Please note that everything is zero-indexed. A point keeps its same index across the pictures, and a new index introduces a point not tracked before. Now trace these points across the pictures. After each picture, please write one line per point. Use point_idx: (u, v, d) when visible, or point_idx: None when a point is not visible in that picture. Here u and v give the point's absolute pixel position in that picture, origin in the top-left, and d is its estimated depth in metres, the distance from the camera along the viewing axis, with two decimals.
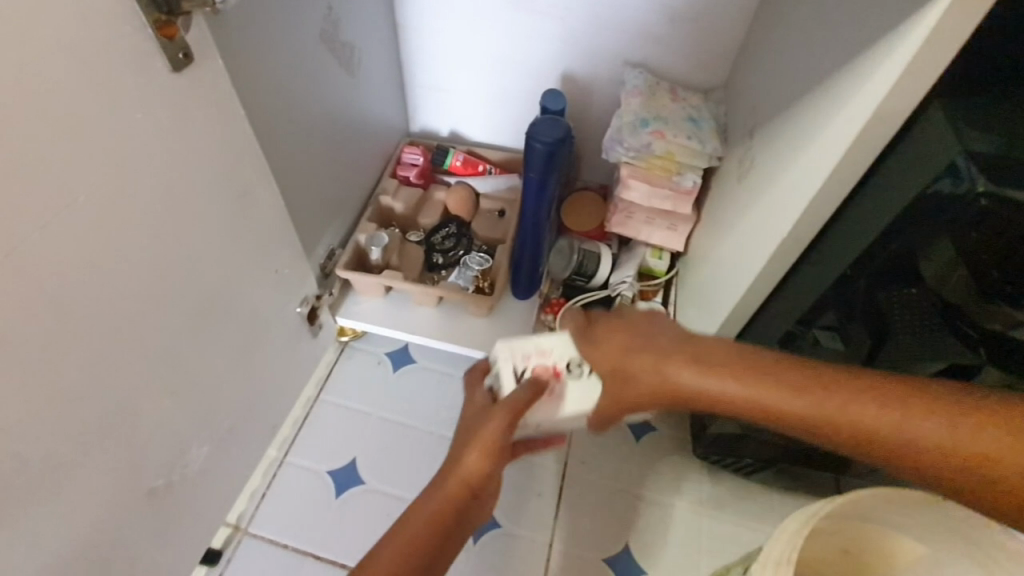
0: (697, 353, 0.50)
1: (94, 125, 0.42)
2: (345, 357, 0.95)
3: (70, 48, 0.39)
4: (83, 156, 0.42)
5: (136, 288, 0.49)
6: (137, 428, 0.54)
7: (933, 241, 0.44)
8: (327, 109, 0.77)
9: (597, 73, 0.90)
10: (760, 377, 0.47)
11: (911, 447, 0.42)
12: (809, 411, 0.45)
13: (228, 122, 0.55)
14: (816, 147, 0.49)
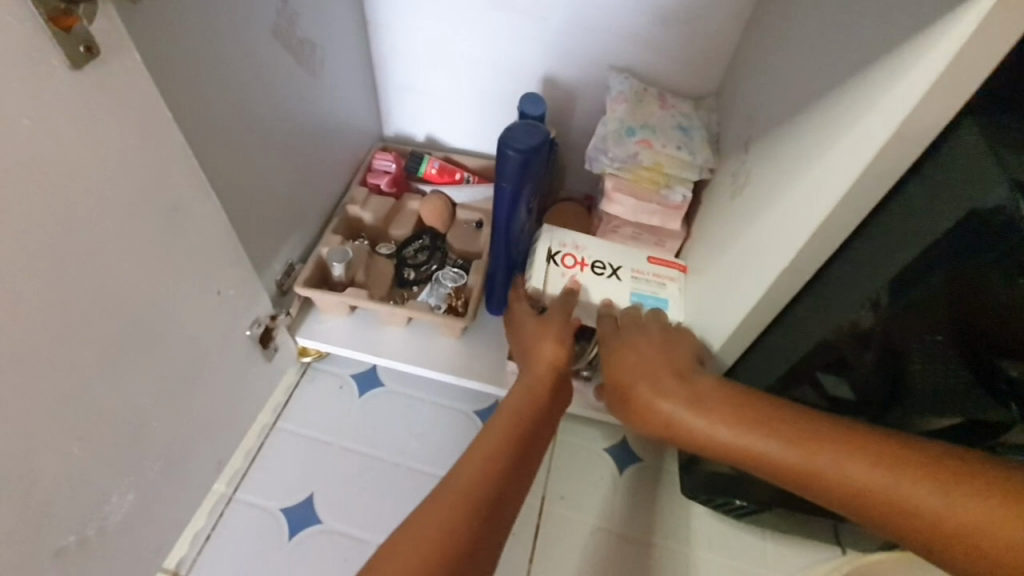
0: (689, 387, 0.50)
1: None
2: (307, 379, 0.88)
3: None
4: None
5: (31, 324, 0.42)
6: (39, 483, 0.47)
7: (969, 278, 0.39)
8: (283, 111, 0.70)
9: (581, 77, 0.84)
10: (746, 417, 0.46)
11: (885, 500, 0.40)
12: (791, 458, 0.43)
13: (152, 128, 0.48)
14: (829, 167, 0.43)
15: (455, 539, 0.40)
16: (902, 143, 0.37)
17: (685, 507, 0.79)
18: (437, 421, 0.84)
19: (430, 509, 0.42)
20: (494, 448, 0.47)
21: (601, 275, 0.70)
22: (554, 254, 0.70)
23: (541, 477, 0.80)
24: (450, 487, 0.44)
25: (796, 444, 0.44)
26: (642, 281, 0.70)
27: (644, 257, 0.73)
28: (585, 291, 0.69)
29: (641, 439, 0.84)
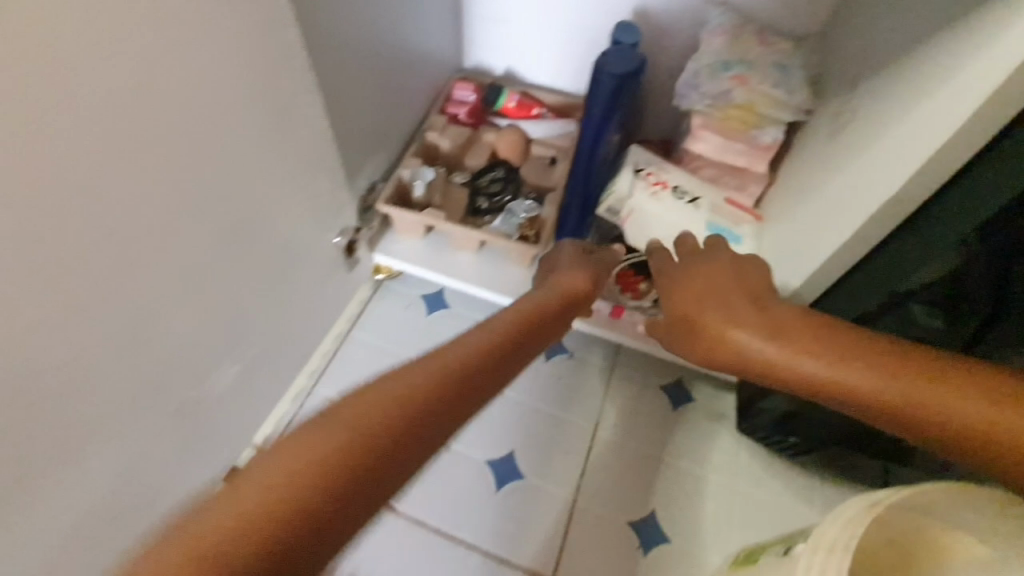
0: (738, 303, 0.47)
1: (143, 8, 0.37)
2: (378, 296, 0.93)
3: None
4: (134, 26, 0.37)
5: (178, 194, 0.46)
6: (170, 343, 0.52)
7: None
8: (380, 25, 0.72)
9: (675, 10, 0.81)
10: (782, 330, 0.44)
11: (917, 413, 0.38)
12: (821, 369, 0.41)
13: (282, 21, 0.50)
14: (947, 105, 0.44)
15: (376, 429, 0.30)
16: None
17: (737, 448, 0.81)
18: None
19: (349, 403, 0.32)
20: (478, 343, 0.38)
21: (681, 199, 0.74)
22: (641, 170, 0.75)
23: (596, 405, 0.83)
24: (364, 398, 0.32)
25: (821, 358, 0.41)
26: (718, 216, 0.75)
27: (723, 197, 0.76)
28: (657, 206, 0.74)
29: (696, 379, 0.86)
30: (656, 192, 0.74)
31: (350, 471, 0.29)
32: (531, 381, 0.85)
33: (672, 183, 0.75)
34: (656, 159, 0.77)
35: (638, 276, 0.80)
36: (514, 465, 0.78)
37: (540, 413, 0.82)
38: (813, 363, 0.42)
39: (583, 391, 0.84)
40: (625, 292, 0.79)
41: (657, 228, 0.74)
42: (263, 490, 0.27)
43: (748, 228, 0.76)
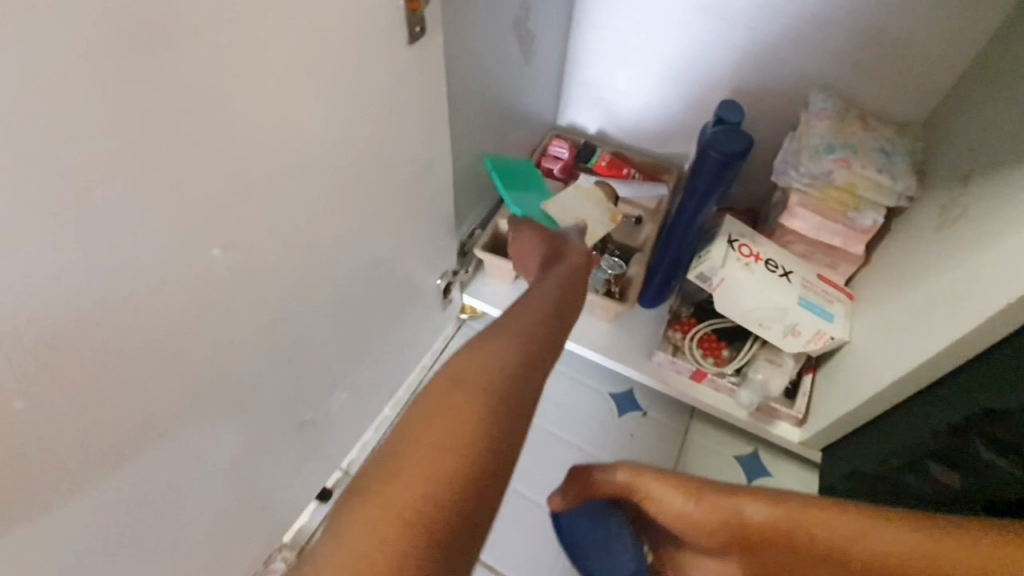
0: (490, 335, 0.42)
1: (326, 97, 0.44)
2: (461, 334, 0.98)
3: (345, 22, 0.41)
4: (320, 106, 0.43)
5: (343, 235, 0.54)
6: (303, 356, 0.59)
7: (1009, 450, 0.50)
8: (501, 97, 0.78)
9: (776, 87, 0.84)
10: (525, 374, 0.40)
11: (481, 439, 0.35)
12: (500, 380, 0.38)
13: (438, 85, 0.56)
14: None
15: (462, 473, 0.33)
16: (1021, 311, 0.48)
17: None
18: (577, 396, 0.91)
19: (413, 424, 0.35)
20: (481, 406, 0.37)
21: (772, 271, 0.76)
22: (734, 240, 0.77)
23: (668, 466, 0.85)
24: (458, 395, 0.36)
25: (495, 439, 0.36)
26: (810, 291, 0.76)
27: (815, 273, 0.78)
28: (736, 297, 0.76)
29: (775, 454, 0.85)
30: (726, 285, 0.75)
31: (430, 515, 0.31)
32: (605, 434, 0.87)
33: (766, 262, 0.76)
34: (728, 243, 0.77)
35: (721, 342, 0.83)
36: None
37: None
38: (796, 510, 0.44)
39: (657, 451, 0.86)
40: (707, 355, 0.83)
41: (726, 313, 0.78)
42: (419, 497, 0.31)
43: (842, 307, 0.76)
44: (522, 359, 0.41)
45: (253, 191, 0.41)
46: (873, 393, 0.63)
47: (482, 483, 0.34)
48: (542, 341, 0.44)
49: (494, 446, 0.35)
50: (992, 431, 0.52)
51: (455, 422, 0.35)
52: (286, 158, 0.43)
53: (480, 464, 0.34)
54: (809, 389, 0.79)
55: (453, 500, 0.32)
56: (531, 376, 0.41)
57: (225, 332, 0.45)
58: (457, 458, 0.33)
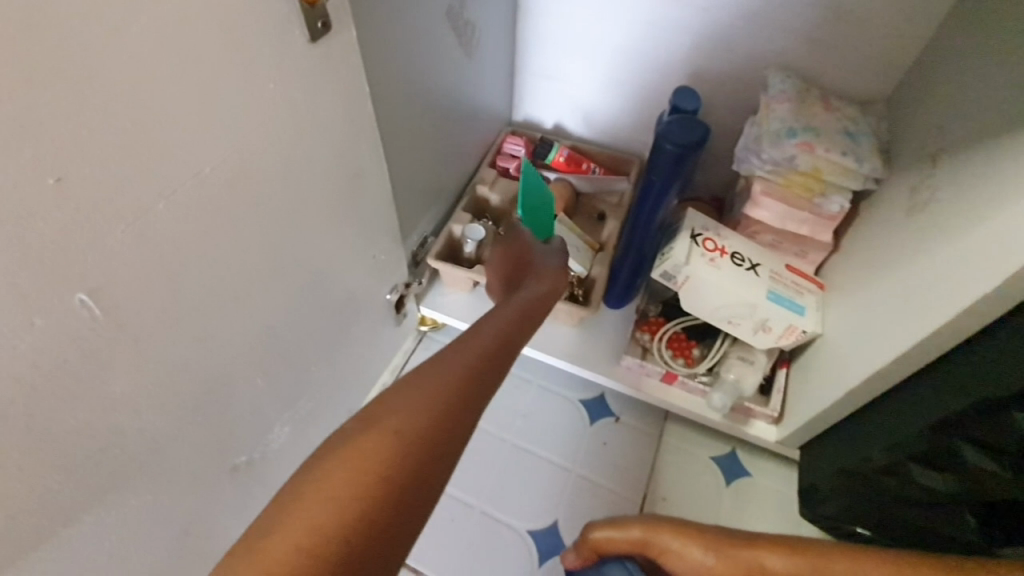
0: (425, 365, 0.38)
1: (210, 109, 0.38)
2: (423, 347, 0.93)
3: (221, 21, 0.36)
4: (204, 120, 0.37)
5: (258, 260, 0.48)
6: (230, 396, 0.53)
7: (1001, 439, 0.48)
8: (443, 94, 0.73)
9: (733, 71, 0.80)
10: (459, 413, 0.36)
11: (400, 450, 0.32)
12: (423, 419, 0.34)
13: (355, 86, 0.51)
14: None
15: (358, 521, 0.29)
16: (996, 302, 0.44)
17: (797, 524, 0.76)
18: (546, 405, 0.86)
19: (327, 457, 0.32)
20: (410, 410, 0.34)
21: (739, 265, 0.71)
22: (697, 235, 0.72)
23: (644, 474, 0.81)
24: (372, 430, 0.33)
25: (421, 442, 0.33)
26: (778, 284, 0.71)
27: (783, 263, 0.74)
28: (703, 295, 0.72)
29: (753, 453, 0.82)
30: (692, 283, 0.71)
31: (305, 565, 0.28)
32: (577, 444, 0.83)
33: (731, 254, 0.72)
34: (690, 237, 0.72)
35: (691, 341, 0.79)
36: (559, 535, 0.76)
37: (586, 480, 0.80)
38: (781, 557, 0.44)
39: (632, 459, 0.82)
40: (676, 356, 0.79)
41: (693, 313, 0.74)
42: (292, 549, 0.28)
43: (812, 298, 0.72)
44: (460, 391, 0.37)
45: (129, 225, 0.35)
46: (846, 391, 0.60)
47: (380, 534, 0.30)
48: (485, 373, 0.39)
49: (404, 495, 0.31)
50: (979, 434, 0.49)
51: (371, 451, 0.32)
52: (169, 183, 0.37)
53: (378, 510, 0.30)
54: (783, 385, 0.75)
55: (346, 538, 0.29)
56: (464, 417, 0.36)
57: (117, 385, 0.39)
58: (359, 498, 0.30)
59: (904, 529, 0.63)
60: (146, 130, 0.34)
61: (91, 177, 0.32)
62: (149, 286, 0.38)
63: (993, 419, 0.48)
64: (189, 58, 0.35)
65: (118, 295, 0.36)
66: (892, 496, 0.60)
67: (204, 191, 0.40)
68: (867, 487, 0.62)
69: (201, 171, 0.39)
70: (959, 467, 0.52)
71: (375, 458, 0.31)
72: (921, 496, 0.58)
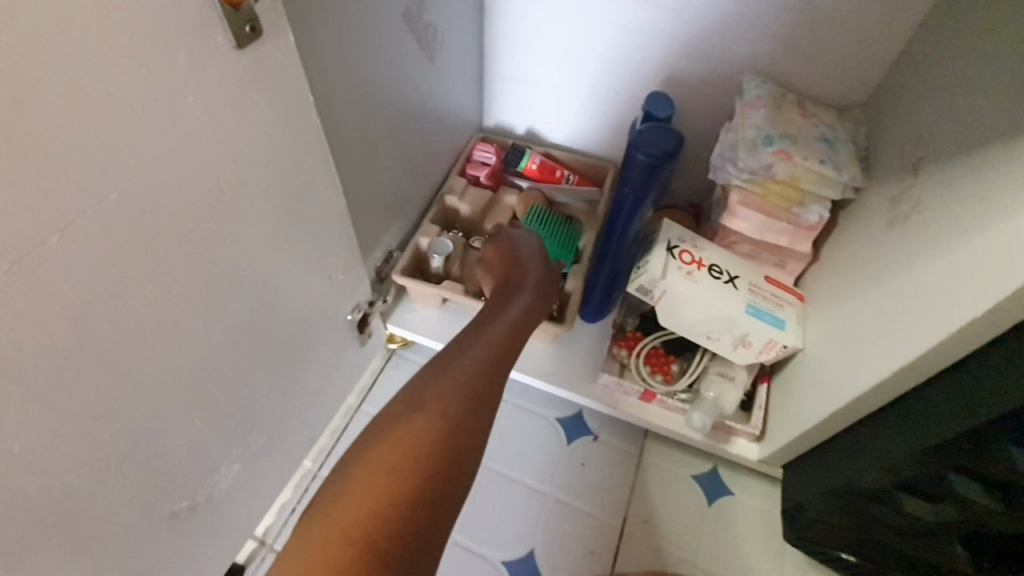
0: (443, 367, 0.44)
1: (114, 127, 0.33)
2: (391, 366, 0.88)
3: (120, 26, 0.31)
4: (106, 140, 0.33)
5: (187, 292, 0.43)
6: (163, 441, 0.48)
7: (994, 470, 0.45)
8: (403, 102, 0.69)
9: (708, 75, 0.77)
10: (476, 407, 0.42)
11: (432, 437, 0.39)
12: (452, 410, 0.41)
13: (295, 95, 0.46)
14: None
15: (411, 497, 0.35)
16: (986, 324, 0.42)
17: (780, 544, 0.74)
18: (521, 425, 0.83)
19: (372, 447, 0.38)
20: (437, 400, 0.41)
21: (717, 278, 0.68)
22: (673, 247, 0.69)
23: (624, 495, 0.78)
24: (412, 421, 0.39)
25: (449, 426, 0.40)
26: (758, 297, 0.69)
27: (762, 275, 0.71)
28: (681, 311, 0.68)
29: (736, 470, 0.79)
30: (669, 298, 0.68)
31: (367, 539, 0.33)
32: (554, 466, 0.79)
33: (709, 266, 0.69)
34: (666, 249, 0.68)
35: (670, 355, 0.76)
36: (535, 564, 0.72)
37: (563, 504, 0.76)
38: None
39: (611, 479, 0.78)
40: (655, 373, 0.76)
41: (671, 328, 0.70)
42: (357, 518, 0.34)
43: (792, 311, 0.70)
44: (477, 382, 0.43)
45: (15, 262, 0.31)
46: (829, 411, 0.58)
47: (428, 510, 0.35)
48: (494, 376, 0.45)
49: (446, 475, 0.37)
50: (970, 465, 0.46)
51: (406, 438, 0.38)
52: (64, 213, 0.32)
53: (416, 491, 0.35)
54: (765, 401, 0.73)
55: (398, 509, 0.34)
56: (485, 408, 0.42)
57: (12, 441, 0.34)
58: (395, 483, 0.35)
59: (892, 554, 0.61)
60: (34, 155, 0.29)
61: None
62: (46, 328, 0.34)
63: (985, 451, 0.45)
64: (86, 70, 0.30)
65: (5, 342, 0.32)
66: (879, 520, 0.58)
67: (112, 219, 0.35)
68: (850, 509, 0.59)
69: (106, 196, 0.34)
70: (950, 496, 0.50)
71: (412, 440, 0.38)
72: (907, 522, 0.55)
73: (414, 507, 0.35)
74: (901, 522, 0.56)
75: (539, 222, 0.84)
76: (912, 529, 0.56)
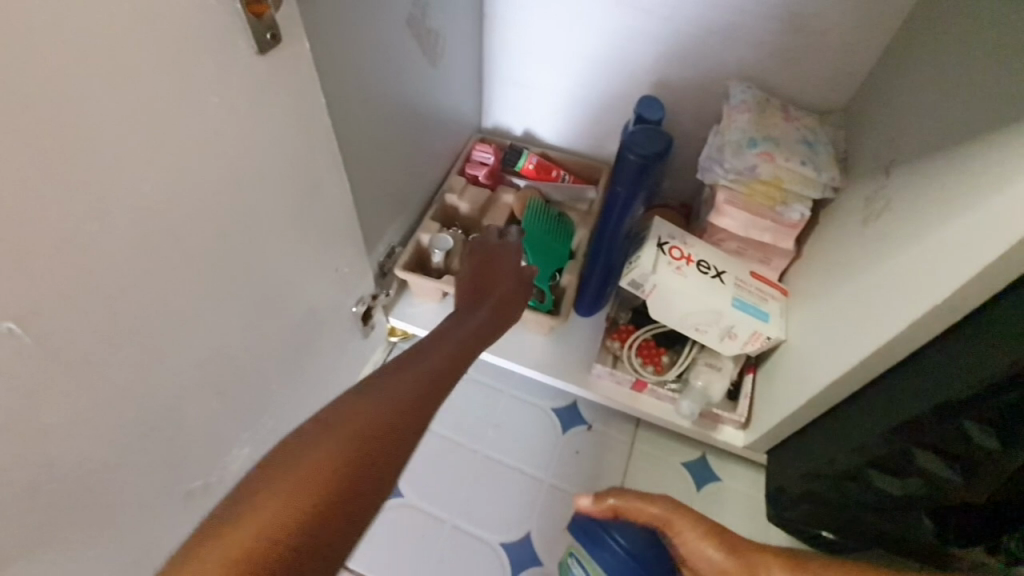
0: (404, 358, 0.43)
1: (146, 124, 0.36)
2: (392, 358, 0.91)
3: (157, 33, 0.34)
4: (141, 136, 0.36)
5: (207, 279, 0.46)
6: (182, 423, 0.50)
7: (951, 442, 0.49)
8: (406, 103, 0.72)
9: (697, 80, 0.81)
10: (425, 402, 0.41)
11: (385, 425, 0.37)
12: (404, 400, 0.39)
13: (308, 96, 0.49)
14: (981, 222, 0.43)
15: (339, 484, 0.33)
16: (945, 310, 0.46)
17: (765, 527, 0.77)
18: (517, 415, 0.86)
19: (309, 436, 0.35)
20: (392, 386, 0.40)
21: (705, 274, 0.72)
22: (664, 243, 0.73)
23: (617, 481, 0.81)
24: (362, 404, 0.38)
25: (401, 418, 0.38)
26: (743, 291, 0.72)
27: (748, 270, 0.75)
28: (670, 303, 0.72)
29: (723, 458, 0.83)
30: (658, 292, 0.71)
31: (283, 526, 0.31)
32: (549, 453, 0.83)
33: (697, 262, 0.72)
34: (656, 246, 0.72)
35: (660, 347, 0.80)
36: (531, 546, 0.75)
37: (558, 490, 0.80)
38: None
39: (604, 466, 0.82)
40: (646, 364, 0.79)
41: (661, 321, 0.74)
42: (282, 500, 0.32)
43: (776, 304, 0.74)
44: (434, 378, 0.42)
45: (60, 250, 0.33)
46: (808, 397, 0.61)
47: (356, 500, 0.34)
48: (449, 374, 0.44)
49: (382, 468, 0.36)
50: (931, 440, 0.50)
51: (354, 422, 0.36)
52: (101, 202, 0.35)
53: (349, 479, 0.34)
54: (750, 390, 0.76)
55: (327, 496, 0.33)
56: (437, 403, 0.41)
57: (52, 416, 0.37)
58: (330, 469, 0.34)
59: (866, 531, 0.65)
60: (79, 147, 0.32)
61: (8, 200, 0.30)
62: (86, 311, 0.37)
63: (944, 426, 0.49)
64: (125, 73, 0.33)
65: (46, 320, 0.34)
66: (852, 499, 0.61)
67: (143, 209, 0.38)
68: (827, 490, 0.63)
69: (140, 187, 0.37)
70: (915, 471, 0.54)
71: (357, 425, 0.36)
72: (879, 499, 0.59)
73: (340, 496, 0.33)
74: (873, 500, 0.60)
75: (537, 217, 0.85)
76: (883, 506, 0.59)
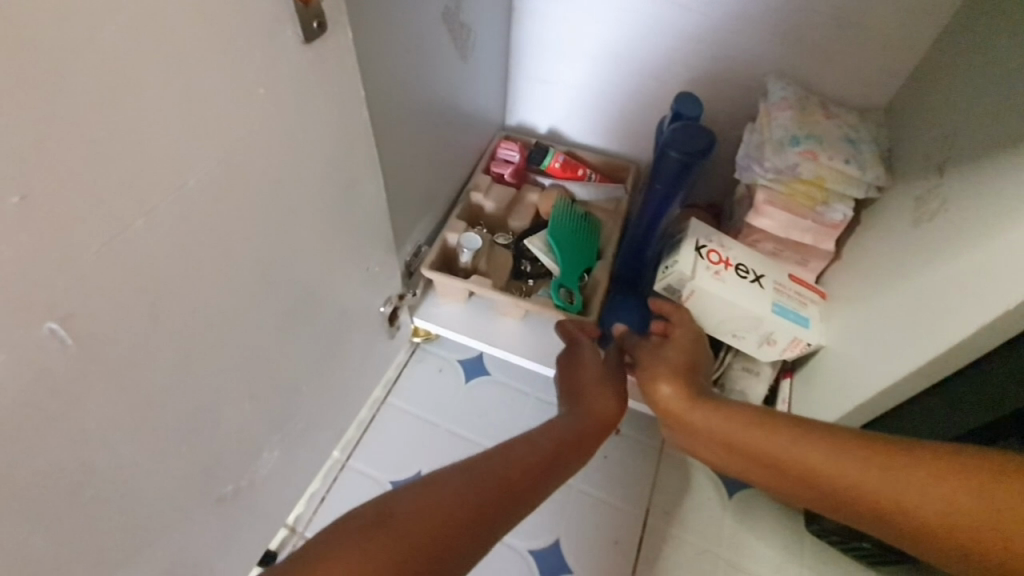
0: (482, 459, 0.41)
1: (196, 114, 0.34)
2: (416, 360, 0.89)
3: (210, 20, 0.32)
4: (191, 126, 0.34)
5: (246, 278, 0.44)
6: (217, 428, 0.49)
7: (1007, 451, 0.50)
8: (438, 98, 0.70)
9: (733, 75, 0.79)
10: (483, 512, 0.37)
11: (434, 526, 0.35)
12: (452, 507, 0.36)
13: (349, 89, 0.48)
14: None
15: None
16: (1014, 314, 0.44)
17: (801, 536, 0.75)
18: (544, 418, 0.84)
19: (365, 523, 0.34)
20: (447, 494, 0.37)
21: (743, 278, 0.69)
22: (701, 247, 0.70)
23: (647, 486, 0.79)
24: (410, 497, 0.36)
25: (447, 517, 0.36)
26: (783, 295, 0.70)
27: (786, 273, 0.73)
28: (709, 309, 0.70)
29: None
30: (697, 300, 0.69)
31: None
32: None
33: (734, 266, 0.70)
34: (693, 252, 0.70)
35: None
36: (561, 554, 0.73)
37: (587, 496, 0.78)
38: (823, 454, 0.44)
39: (634, 471, 0.80)
40: None
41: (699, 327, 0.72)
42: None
43: (815, 309, 0.72)
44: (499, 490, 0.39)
45: (110, 245, 0.32)
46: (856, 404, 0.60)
47: None
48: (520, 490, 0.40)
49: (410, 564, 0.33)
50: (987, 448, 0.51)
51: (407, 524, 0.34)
52: (149, 197, 0.33)
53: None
54: (787, 396, 0.75)
55: None
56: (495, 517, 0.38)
57: (94, 419, 0.36)
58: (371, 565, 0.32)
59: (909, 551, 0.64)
60: (129, 139, 0.31)
61: (58, 193, 0.28)
62: (131, 309, 0.35)
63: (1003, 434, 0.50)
64: (175, 60, 0.31)
65: (91, 320, 0.33)
66: None
67: (189, 204, 0.36)
68: None
69: (185, 181, 0.35)
70: None
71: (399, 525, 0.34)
72: None
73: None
74: None
75: (565, 216, 0.84)
76: None
